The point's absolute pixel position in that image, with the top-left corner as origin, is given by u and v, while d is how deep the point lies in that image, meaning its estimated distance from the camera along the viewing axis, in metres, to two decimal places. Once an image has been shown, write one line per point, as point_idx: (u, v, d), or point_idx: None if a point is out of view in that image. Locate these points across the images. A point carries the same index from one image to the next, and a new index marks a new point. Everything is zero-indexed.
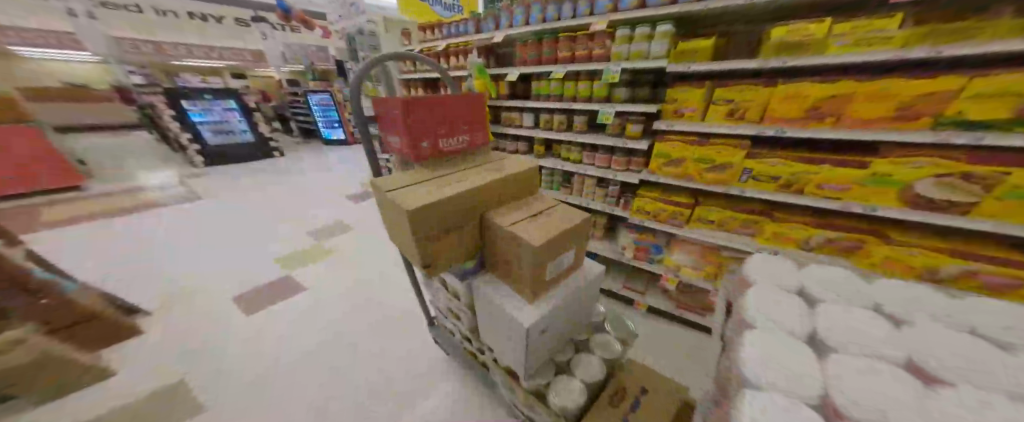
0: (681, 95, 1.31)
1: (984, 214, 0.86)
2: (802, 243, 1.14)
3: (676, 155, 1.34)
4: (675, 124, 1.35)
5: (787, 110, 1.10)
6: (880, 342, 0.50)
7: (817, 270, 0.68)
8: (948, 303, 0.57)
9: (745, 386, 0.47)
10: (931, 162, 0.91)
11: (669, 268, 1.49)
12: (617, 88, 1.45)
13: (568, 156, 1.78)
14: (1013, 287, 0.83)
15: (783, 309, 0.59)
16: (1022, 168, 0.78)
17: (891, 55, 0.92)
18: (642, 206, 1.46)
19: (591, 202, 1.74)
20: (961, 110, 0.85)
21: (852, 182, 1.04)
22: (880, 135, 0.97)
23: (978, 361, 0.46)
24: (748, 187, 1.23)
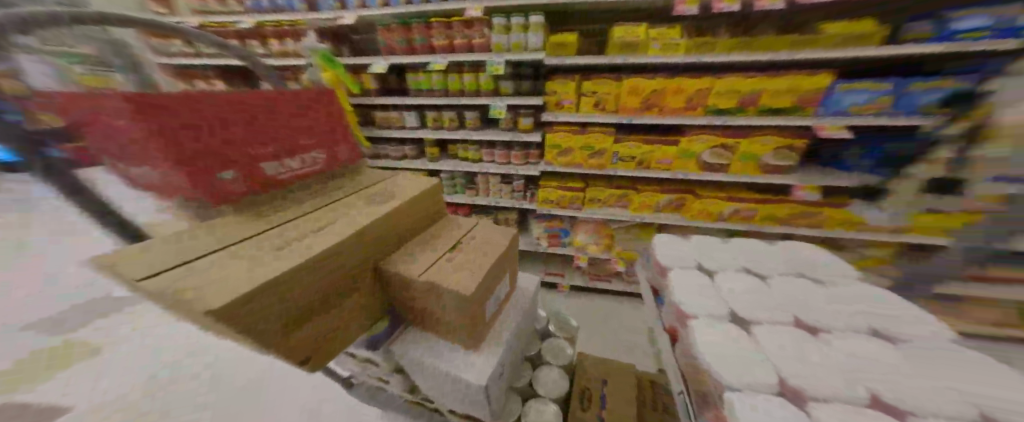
0: (559, 89, 1.40)
1: (738, 171, 1.38)
2: (654, 205, 1.49)
3: (565, 145, 1.49)
4: (558, 116, 1.46)
5: (630, 102, 1.36)
6: (772, 304, 0.73)
7: (706, 244, 0.93)
8: (772, 250, 0.91)
9: (729, 387, 0.57)
10: (709, 139, 1.35)
11: (577, 248, 1.70)
12: (504, 82, 1.43)
13: (466, 155, 1.69)
14: (752, 215, 1.40)
15: (697, 293, 0.77)
16: (744, 138, 1.32)
17: (680, 59, 1.25)
18: (546, 197, 1.58)
19: (499, 200, 1.72)
20: (715, 102, 1.29)
21: (673, 156, 1.42)
22: (681, 119, 1.34)
23: (812, 296, 0.75)
24: (618, 167, 1.49)
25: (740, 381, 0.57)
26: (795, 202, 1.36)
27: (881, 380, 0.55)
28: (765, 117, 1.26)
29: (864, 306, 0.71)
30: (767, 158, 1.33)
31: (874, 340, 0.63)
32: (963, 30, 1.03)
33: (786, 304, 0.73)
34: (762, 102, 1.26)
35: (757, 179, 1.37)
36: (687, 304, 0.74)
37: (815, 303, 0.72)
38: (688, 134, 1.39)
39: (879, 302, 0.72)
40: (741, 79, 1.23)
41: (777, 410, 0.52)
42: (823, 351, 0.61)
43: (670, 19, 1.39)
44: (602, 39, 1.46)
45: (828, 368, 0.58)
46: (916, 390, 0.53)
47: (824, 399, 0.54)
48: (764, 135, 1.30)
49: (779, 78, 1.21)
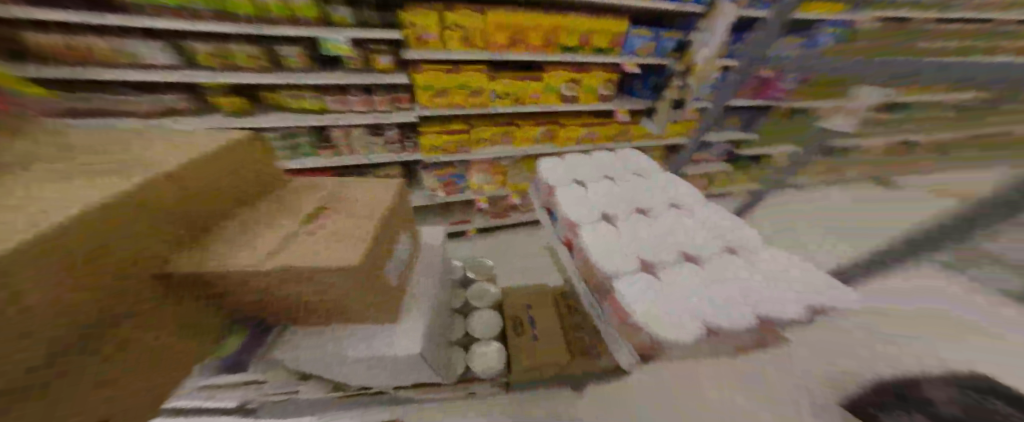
0: (416, 20, 1.23)
1: (586, 102, 1.70)
2: (533, 138, 1.75)
3: (440, 85, 1.40)
4: (425, 54, 1.30)
5: (497, 38, 1.35)
6: (626, 202, 0.86)
7: (576, 162, 1.00)
8: (619, 157, 1.07)
9: (613, 277, 0.64)
10: (564, 74, 1.57)
11: (475, 190, 1.86)
12: (332, 6, 1.12)
13: (303, 104, 1.32)
14: (594, 136, 1.84)
15: (577, 204, 0.82)
16: (585, 74, 1.61)
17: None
18: (430, 145, 1.59)
19: (372, 156, 1.55)
20: (564, 40, 1.46)
21: (540, 92, 1.58)
22: (543, 57, 1.46)
23: (646, 188, 0.93)
24: (498, 105, 1.54)
25: (618, 269, 0.65)
26: (619, 122, 1.85)
27: (690, 241, 0.75)
28: (598, 55, 1.54)
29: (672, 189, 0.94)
30: (602, 89, 1.69)
31: (682, 213, 0.84)
32: None
33: (633, 198, 0.87)
34: (595, 42, 1.51)
35: (598, 107, 1.73)
36: (570, 215, 0.79)
37: (648, 194, 0.91)
38: (549, 70, 1.55)
39: (680, 185, 0.96)
40: (581, 19, 1.42)
41: (639, 287, 0.61)
42: (660, 229, 0.77)
43: None
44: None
45: (665, 242, 0.74)
46: (703, 243, 0.74)
47: (668, 267, 0.67)
48: (599, 68, 1.63)
49: (604, 20, 1.46)
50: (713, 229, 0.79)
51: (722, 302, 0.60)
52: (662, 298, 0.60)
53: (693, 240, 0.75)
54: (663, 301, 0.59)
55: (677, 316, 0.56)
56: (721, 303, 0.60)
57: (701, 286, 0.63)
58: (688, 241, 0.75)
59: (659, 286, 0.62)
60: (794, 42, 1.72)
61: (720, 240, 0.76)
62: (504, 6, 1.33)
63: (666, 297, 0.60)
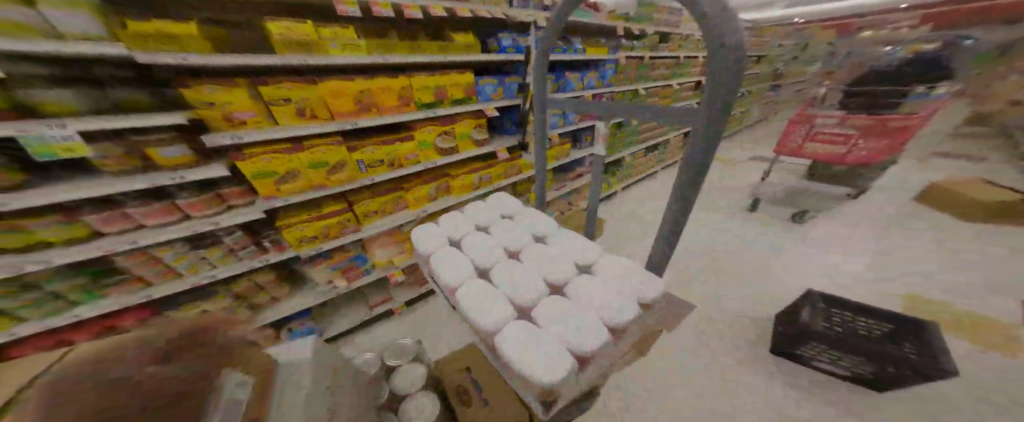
0: (214, 99, 1.00)
1: (465, 149, 1.74)
2: (427, 196, 1.69)
3: (285, 169, 1.19)
4: (244, 134, 1.07)
5: (341, 105, 1.25)
6: (500, 244, 0.72)
7: (446, 216, 0.83)
8: (495, 197, 0.93)
9: (490, 334, 0.51)
10: (433, 127, 1.56)
11: (383, 267, 1.67)
12: (26, 90, 0.73)
13: (33, 239, 0.87)
14: (487, 178, 1.89)
15: (451, 262, 0.66)
16: (455, 124, 1.64)
17: (368, 60, 1.18)
18: (298, 237, 1.32)
19: (200, 275, 1.16)
20: (419, 98, 1.46)
21: (415, 150, 1.53)
22: (402, 116, 1.42)
23: (521, 221, 0.81)
24: (372, 174, 1.43)
25: (493, 323, 0.52)
26: (503, 161, 1.94)
27: (564, 268, 0.64)
28: (457, 105, 1.59)
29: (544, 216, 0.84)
30: (476, 135, 1.77)
31: (555, 240, 0.73)
32: (508, 46, 1.67)
33: (507, 237, 0.74)
34: (451, 95, 1.57)
35: (476, 153, 1.79)
36: (447, 279, 0.62)
37: (521, 226, 0.79)
38: (418, 127, 1.53)
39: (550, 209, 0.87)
40: (428, 77, 1.46)
41: (519, 337, 0.49)
42: (532, 258, 0.67)
43: (341, 20, 1.29)
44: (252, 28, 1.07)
45: (535, 272, 0.63)
46: (569, 262, 0.66)
47: (543, 303, 0.57)
48: (467, 119, 1.69)
49: (448, 74, 1.52)
50: (582, 244, 0.70)
51: (589, 323, 0.51)
52: (540, 344, 0.47)
53: (565, 266, 0.64)
54: (535, 351, 0.46)
55: (546, 365, 0.45)
56: (588, 326, 0.50)
57: (578, 313, 0.53)
58: (562, 268, 0.64)
59: (536, 329, 0.50)
60: (594, 75, 2.15)
61: (590, 257, 0.67)
62: (339, 75, 1.27)
63: (543, 341, 0.48)
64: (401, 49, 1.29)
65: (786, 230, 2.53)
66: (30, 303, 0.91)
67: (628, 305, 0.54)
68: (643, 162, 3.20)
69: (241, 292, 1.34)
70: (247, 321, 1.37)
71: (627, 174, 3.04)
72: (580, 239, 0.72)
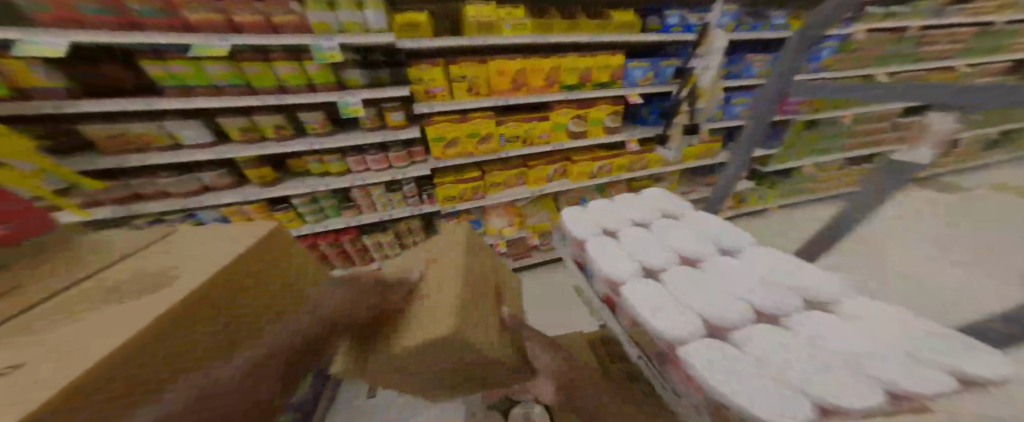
0: (421, 76, 1.30)
1: (595, 135, 1.69)
2: (546, 177, 1.75)
3: (451, 135, 1.45)
4: (432, 105, 1.35)
5: (500, 83, 1.40)
6: (669, 250, 0.73)
7: (593, 206, 0.90)
8: (644, 197, 0.94)
9: (677, 344, 0.52)
10: (571, 110, 1.58)
11: (496, 235, 1.85)
12: (348, 70, 1.17)
13: (323, 168, 1.39)
14: (607, 168, 1.79)
15: (615, 257, 0.70)
16: (591, 108, 1.60)
17: (530, 39, 1.26)
18: (445, 195, 1.61)
19: (390, 212, 1.58)
20: (564, 79, 1.48)
21: (550, 129, 1.59)
22: (548, 96, 1.47)
23: (684, 228, 0.79)
24: (508, 149, 1.57)
25: (681, 333, 0.53)
26: (631, 153, 1.81)
27: (766, 297, 0.59)
28: (601, 87, 1.54)
29: (710, 226, 0.80)
30: (609, 121, 1.68)
31: (738, 259, 0.69)
32: (673, 24, 1.51)
33: (675, 244, 0.74)
34: (596, 77, 1.53)
35: (606, 139, 1.71)
36: (612, 271, 0.67)
37: (688, 233, 0.77)
38: (557, 108, 1.57)
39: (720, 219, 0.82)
40: (580, 57, 1.45)
41: (720, 356, 0.49)
42: (719, 276, 0.65)
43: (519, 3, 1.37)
44: (449, 18, 1.32)
45: (727, 292, 0.61)
46: (789, 294, 0.60)
47: (746, 328, 0.54)
48: (607, 106, 1.62)
49: (598, 56, 1.48)
50: (792, 274, 0.63)
51: (818, 369, 0.46)
52: (757, 381, 0.45)
53: (769, 297, 0.59)
54: (739, 378, 0.46)
55: (776, 401, 0.42)
56: (827, 374, 0.45)
57: (803, 356, 0.48)
58: (761, 295, 0.60)
59: (736, 355, 0.49)
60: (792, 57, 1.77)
61: (810, 289, 0.60)
62: (503, 55, 1.41)
63: (758, 379, 0.46)
64: (561, 27, 1.34)
65: None
66: (311, 210, 1.45)
67: (895, 365, 0.45)
68: (826, 177, 2.39)
69: (403, 231, 1.75)
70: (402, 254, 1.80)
71: (797, 187, 2.36)
72: (787, 266, 0.65)
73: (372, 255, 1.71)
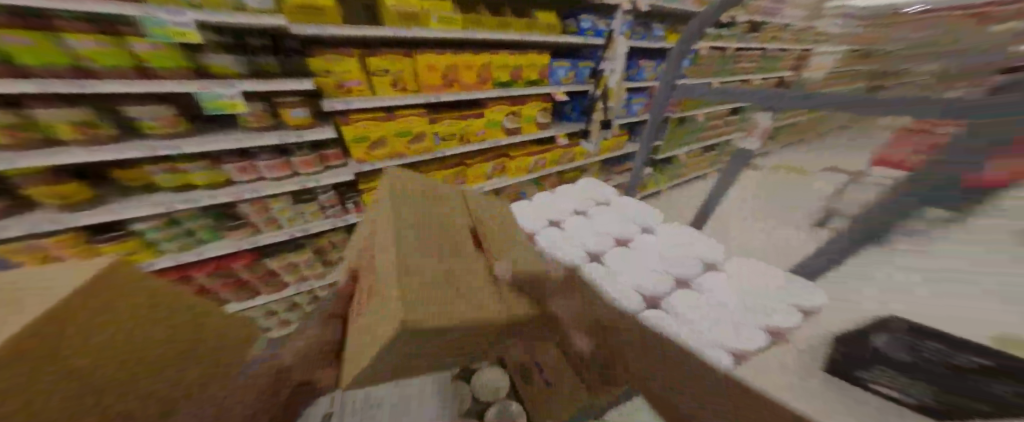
0: (330, 68, 1.12)
1: (528, 131, 1.75)
2: (485, 175, 1.73)
3: (375, 136, 1.30)
4: (350, 101, 1.18)
5: (430, 78, 1.31)
6: (605, 235, 0.81)
7: (536, 200, 0.94)
8: (576, 187, 1.02)
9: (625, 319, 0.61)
10: (504, 107, 1.59)
11: None
12: (207, 55, 0.90)
13: (187, 180, 1.07)
14: (541, 162, 1.89)
15: (562, 247, 0.76)
16: (523, 106, 1.65)
17: (461, 35, 1.23)
18: (374, 202, 1.45)
19: (299, 227, 1.33)
20: (497, 76, 1.48)
21: (486, 127, 1.58)
22: (481, 94, 1.45)
23: (615, 214, 0.89)
24: (444, 148, 1.49)
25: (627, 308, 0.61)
26: (561, 147, 1.94)
27: (681, 267, 0.72)
28: (530, 85, 1.60)
29: (632, 208, 0.92)
30: (540, 117, 1.77)
31: (656, 236, 0.82)
32: (587, 28, 1.67)
33: (609, 229, 0.83)
34: (525, 76, 1.58)
35: (538, 136, 1.79)
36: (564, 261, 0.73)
37: (617, 218, 0.87)
38: (492, 105, 1.57)
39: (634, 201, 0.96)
40: (508, 56, 1.48)
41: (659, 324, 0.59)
42: (645, 254, 0.76)
43: None
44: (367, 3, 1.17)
45: (652, 267, 0.72)
46: (694, 260, 0.74)
47: (670, 298, 0.66)
48: (537, 103, 1.70)
49: (529, 55, 1.53)
50: (693, 244, 0.78)
51: (720, 323, 0.59)
52: None
53: (682, 266, 0.72)
54: None
55: None
56: (724, 326, 0.59)
57: (709, 315, 0.61)
58: (677, 267, 0.72)
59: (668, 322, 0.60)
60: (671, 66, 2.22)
61: (709, 256, 0.75)
62: (431, 49, 1.32)
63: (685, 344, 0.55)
64: (490, 24, 1.33)
65: None
66: (171, 236, 1.10)
67: (764, 310, 0.61)
68: (697, 162, 3.04)
69: (319, 248, 1.48)
70: (320, 276, 1.53)
71: (679, 171, 2.94)
72: (689, 239, 0.81)
73: (281, 279, 1.42)
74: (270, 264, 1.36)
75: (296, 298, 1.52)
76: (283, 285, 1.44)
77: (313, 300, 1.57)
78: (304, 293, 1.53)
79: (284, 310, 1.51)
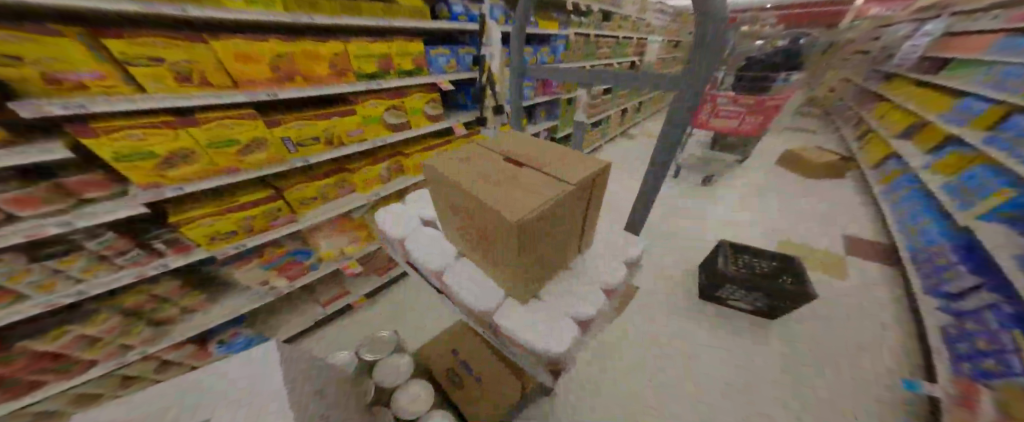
0: (26, 52, 0.65)
1: (418, 124, 1.60)
2: (379, 177, 1.53)
3: (173, 149, 0.88)
4: (96, 103, 0.74)
5: (253, 71, 0.98)
6: None
7: (412, 207, 0.96)
8: None
9: (491, 313, 0.69)
10: (379, 102, 1.38)
11: (335, 258, 1.50)
12: None
13: None
14: None
15: (433, 251, 0.80)
16: (404, 98, 1.48)
17: (285, 18, 0.99)
18: (208, 234, 1.02)
19: (74, 290, 0.85)
20: (358, 67, 1.25)
21: (361, 126, 1.34)
22: (338, 88, 1.20)
23: None
24: (305, 156, 1.20)
25: (489, 305, 0.69)
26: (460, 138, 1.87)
27: None
28: (405, 77, 1.43)
29: None
30: (429, 109, 1.63)
31: None
32: (460, 14, 1.60)
33: None
34: (397, 67, 1.40)
35: (430, 128, 1.66)
36: (436, 265, 0.77)
37: None
38: (360, 101, 1.33)
39: None
40: (368, 43, 1.26)
41: (522, 312, 0.68)
42: None
43: None
44: None
45: None
46: None
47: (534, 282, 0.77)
48: (419, 94, 1.54)
49: (395, 42, 1.35)
50: None
51: (572, 299, 0.71)
52: (540, 327, 0.64)
53: None
54: (524, 328, 0.65)
55: (553, 338, 0.62)
56: (575, 303, 0.70)
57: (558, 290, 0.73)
58: None
59: (527, 310, 0.68)
60: (546, 50, 2.39)
61: None
62: (243, 33, 0.99)
63: (537, 324, 0.65)
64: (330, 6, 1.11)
65: (694, 193, 3.05)
66: None
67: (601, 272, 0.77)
68: (591, 136, 3.44)
69: (133, 309, 1.05)
70: (153, 341, 1.10)
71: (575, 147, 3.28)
72: None
73: (80, 359, 0.96)
74: (38, 346, 0.88)
75: (127, 371, 1.09)
76: (89, 365, 0.98)
77: (161, 367, 1.16)
78: (140, 362, 1.11)
79: (111, 391, 1.06)
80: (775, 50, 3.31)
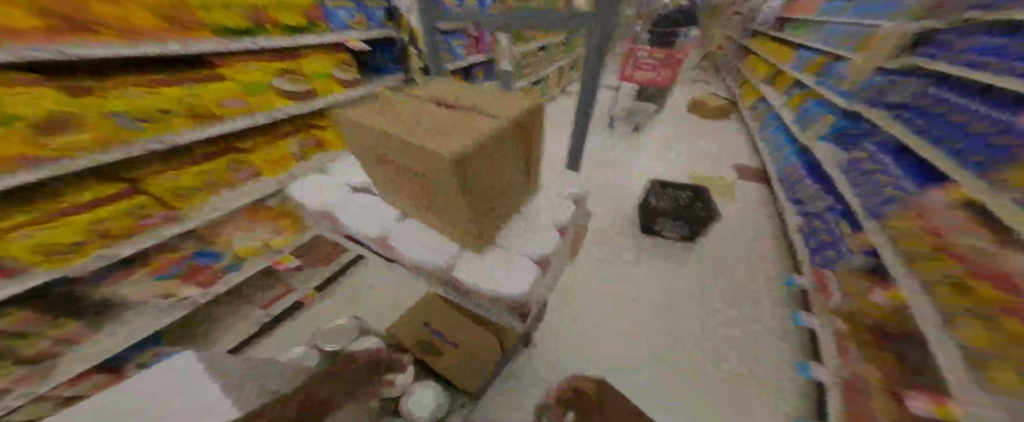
0: None
1: (328, 91, 1.39)
2: (291, 156, 1.33)
3: None
4: None
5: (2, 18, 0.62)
6: None
7: (334, 180, 0.87)
8: None
9: (445, 270, 0.65)
10: (257, 66, 1.16)
11: (260, 255, 1.29)
12: None
13: None
14: None
15: (369, 219, 0.74)
16: (297, 62, 1.28)
17: None
18: (39, 249, 0.76)
19: None
20: (208, 18, 0.95)
21: (241, 95, 1.10)
22: (182, 48, 0.90)
23: None
24: (162, 135, 0.91)
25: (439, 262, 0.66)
26: None
27: None
28: (293, 35, 1.18)
29: None
30: (339, 73, 1.43)
31: None
32: None
33: None
34: (278, 20, 1.14)
35: (345, 97, 1.47)
36: (375, 232, 0.71)
37: None
38: (230, 65, 1.09)
39: None
40: None
41: (476, 261, 0.67)
42: None
43: None
44: None
45: None
46: None
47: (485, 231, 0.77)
48: (318, 57, 1.34)
49: None
50: None
51: (525, 243, 0.72)
52: (496, 272, 0.64)
53: None
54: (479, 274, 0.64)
55: (509, 278, 0.63)
56: (529, 244, 0.71)
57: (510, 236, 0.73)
58: None
59: (482, 259, 0.67)
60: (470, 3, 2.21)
61: None
62: None
63: (492, 269, 0.65)
64: None
65: (625, 144, 3.32)
66: None
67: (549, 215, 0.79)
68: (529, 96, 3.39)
69: None
70: (28, 382, 0.83)
71: None
72: None
73: None
74: None
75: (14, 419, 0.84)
76: None
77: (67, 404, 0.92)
78: (28, 407, 0.86)
79: None
80: (681, 6, 3.61)
